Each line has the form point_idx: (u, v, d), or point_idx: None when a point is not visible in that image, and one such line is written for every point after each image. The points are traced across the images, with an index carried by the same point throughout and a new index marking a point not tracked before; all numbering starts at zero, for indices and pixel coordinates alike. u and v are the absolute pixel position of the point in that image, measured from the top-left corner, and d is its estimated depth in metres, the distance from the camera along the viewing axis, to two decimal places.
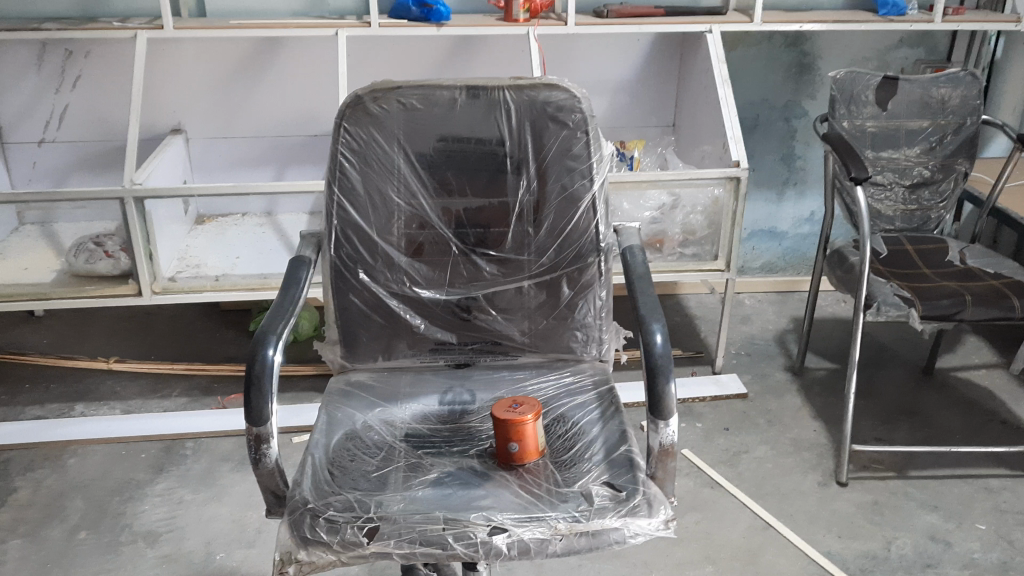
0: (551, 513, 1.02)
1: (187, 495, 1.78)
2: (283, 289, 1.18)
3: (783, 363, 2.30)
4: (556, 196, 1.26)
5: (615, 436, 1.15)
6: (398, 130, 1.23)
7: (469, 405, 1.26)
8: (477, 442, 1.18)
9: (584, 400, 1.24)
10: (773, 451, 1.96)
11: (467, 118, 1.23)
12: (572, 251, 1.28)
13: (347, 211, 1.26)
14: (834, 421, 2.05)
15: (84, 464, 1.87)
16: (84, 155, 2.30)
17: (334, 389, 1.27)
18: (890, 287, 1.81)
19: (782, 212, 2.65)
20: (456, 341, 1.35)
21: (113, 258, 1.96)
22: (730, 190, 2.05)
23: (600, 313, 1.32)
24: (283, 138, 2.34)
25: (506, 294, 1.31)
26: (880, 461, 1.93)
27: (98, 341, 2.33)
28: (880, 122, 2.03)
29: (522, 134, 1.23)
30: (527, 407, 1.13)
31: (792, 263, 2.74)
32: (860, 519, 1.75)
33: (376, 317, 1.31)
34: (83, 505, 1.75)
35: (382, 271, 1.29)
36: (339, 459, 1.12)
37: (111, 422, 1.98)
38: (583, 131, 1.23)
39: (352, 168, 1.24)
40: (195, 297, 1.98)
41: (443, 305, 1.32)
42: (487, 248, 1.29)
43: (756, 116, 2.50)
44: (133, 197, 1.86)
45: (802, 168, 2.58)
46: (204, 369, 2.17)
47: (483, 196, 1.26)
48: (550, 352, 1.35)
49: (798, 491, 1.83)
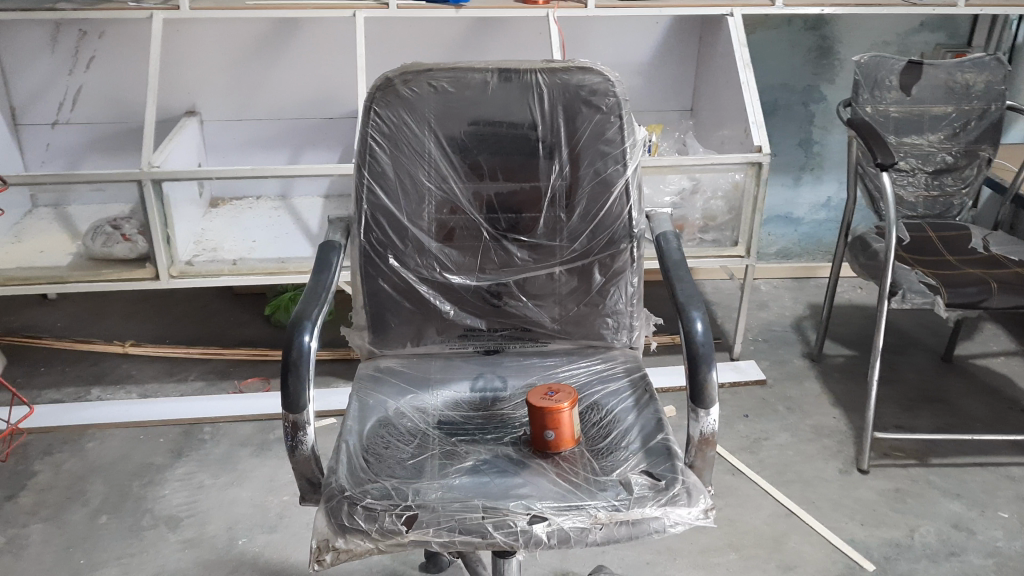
0: (590, 502, 1.01)
1: (207, 479, 1.78)
2: (315, 275, 1.16)
3: (801, 349, 2.29)
4: (590, 180, 1.24)
5: (651, 426, 1.14)
6: (429, 114, 1.22)
7: (501, 392, 1.25)
8: (511, 430, 1.16)
9: (618, 388, 1.22)
10: (794, 438, 1.95)
11: (499, 101, 1.21)
12: (605, 237, 1.27)
13: (377, 195, 1.24)
14: (854, 408, 2.05)
15: (103, 447, 1.87)
16: (98, 137, 2.28)
17: (364, 374, 1.26)
18: (915, 274, 1.80)
19: (800, 197, 2.64)
20: (486, 327, 1.33)
21: (130, 242, 1.94)
22: (752, 175, 2.04)
23: (632, 299, 1.31)
24: (299, 121, 2.32)
25: (538, 280, 1.30)
26: (901, 449, 1.92)
27: (112, 324, 2.32)
28: (904, 107, 2.01)
29: (555, 118, 1.22)
30: (563, 395, 1.12)
31: (808, 248, 2.73)
32: (882, 506, 1.75)
33: (405, 303, 1.30)
34: (104, 489, 1.74)
35: (412, 256, 1.27)
36: (373, 447, 1.11)
37: (128, 406, 1.98)
38: (617, 115, 1.22)
39: (382, 152, 1.23)
40: (212, 282, 1.97)
41: (474, 291, 1.30)
42: (519, 233, 1.28)
43: (775, 100, 2.48)
44: (151, 179, 1.84)
45: (820, 155, 2.56)
46: (220, 353, 2.16)
47: (515, 181, 1.25)
48: (581, 338, 1.34)
49: (821, 478, 1.83)
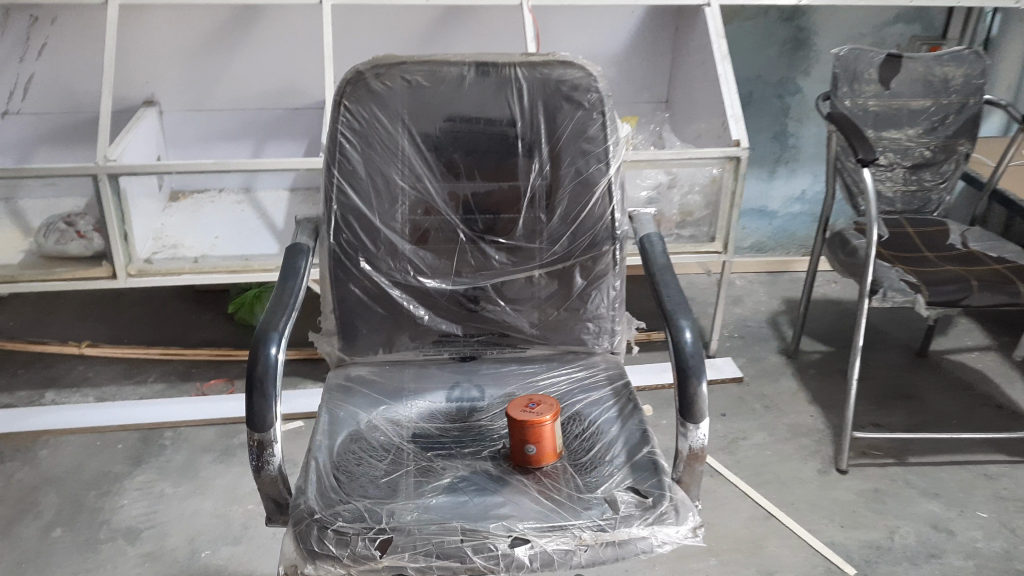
0: (574, 522, 0.96)
1: (167, 489, 1.72)
2: (282, 281, 1.10)
3: (777, 345, 2.26)
4: (571, 180, 1.19)
5: (636, 437, 1.09)
6: (402, 109, 1.16)
7: (478, 402, 1.19)
8: (490, 443, 1.11)
9: (601, 397, 1.17)
10: (771, 438, 1.92)
11: (476, 96, 1.15)
12: (586, 239, 1.21)
13: (347, 195, 1.18)
14: (831, 405, 2.02)
15: (57, 456, 1.79)
16: (48, 128, 2.17)
17: (333, 385, 1.20)
18: (894, 272, 1.77)
19: (773, 190, 2.61)
20: (462, 332, 1.27)
21: (86, 239, 1.83)
22: (730, 170, 2.00)
23: (614, 304, 1.26)
24: (263, 112, 2.24)
25: (516, 284, 1.24)
26: (878, 447, 1.90)
27: (67, 325, 2.23)
28: (882, 101, 1.98)
29: (534, 114, 1.16)
30: (545, 408, 1.07)
31: (782, 242, 2.71)
32: (860, 507, 1.72)
33: (377, 308, 1.24)
34: (57, 501, 1.68)
35: (384, 259, 1.21)
36: (344, 463, 1.05)
37: (85, 410, 1.90)
38: (600, 112, 1.16)
39: (353, 149, 1.16)
40: (173, 280, 1.88)
41: (449, 295, 1.24)
42: (496, 235, 1.22)
43: (749, 92, 2.44)
44: (107, 173, 1.75)
45: (794, 148, 2.53)
46: (181, 354, 2.08)
47: (493, 180, 1.19)
48: (560, 344, 1.29)
49: (798, 478, 1.80)
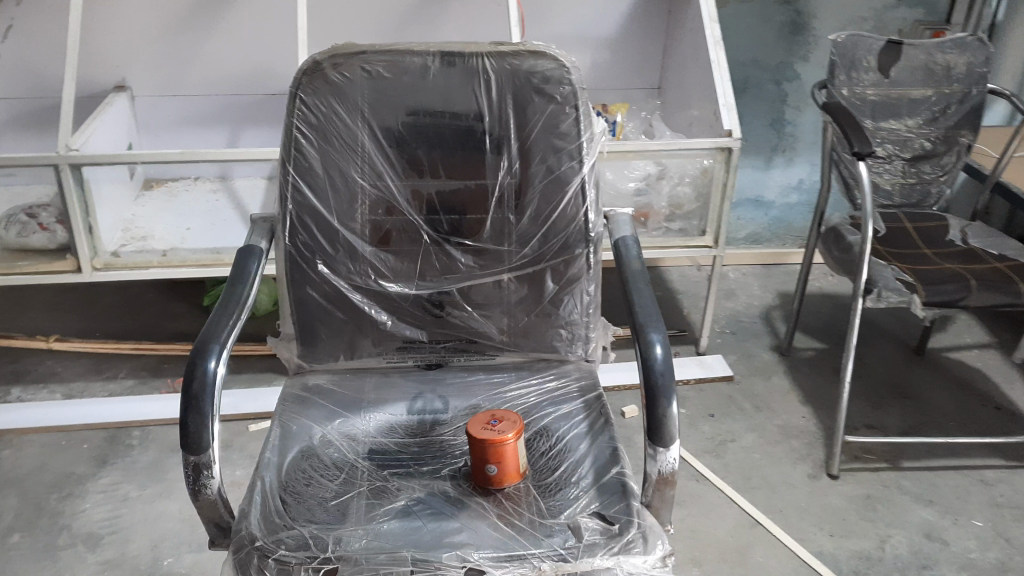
0: (533, 551, 0.89)
1: (132, 491, 1.66)
2: (229, 285, 1.02)
3: (770, 342, 2.19)
4: (541, 179, 1.11)
5: (605, 456, 1.02)
6: (362, 103, 1.08)
7: (442, 414, 1.12)
8: (450, 461, 1.04)
9: (571, 411, 1.10)
10: (761, 440, 1.85)
11: (441, 89, 1.08)
12: (558, 241, 1.14)
13: (303, 194, 1.10)
14: (823, 406, 1.95)
15: (19, 456, 1.74)
16: (16, 112, 2.10)
17: (288, 395, 1.13)
18: (890, 270, 1.69)
19: (770, 179, 2.52)
20: (427, 339, 1.20)
21: (49, 232, 1.76)
22: (722, 161, 1.91)
23: (588, 309, 1.18)
24: (239, 97, 2.16)
25: (484, 288, 1.17)
26: (871, 451, 1.83)
27: (39, 318, 2.18)
28: (882, 90, 1.90)
29: (503, 108, 1.09)
30: (507, 425, 1.00)
31: (778, 233, 2.63)
32: (852, 515, 1.66)
33: (336, 313, 1.17)
34: (17, 503, 1.62)
35: (343, 262, 1.14)
36: (293, 484, 0.98)
37: (50, 408, 1.85)
38: (573, 106, 1.09)
39: (309, 144, 1.09)
40: (139, 275, 1.82)
41: (413, 300, 1.17)
42: (463, 237, 1.15)
43: (745, 78, 2.35)
44: (68, 163, 1.67)
45: (792, 136, 2.45)
46: (153, 349, 2.01)
47: (458, 178, 1.12)
48: (531, 351, 1.21)
49: (788, 483, 1.73)
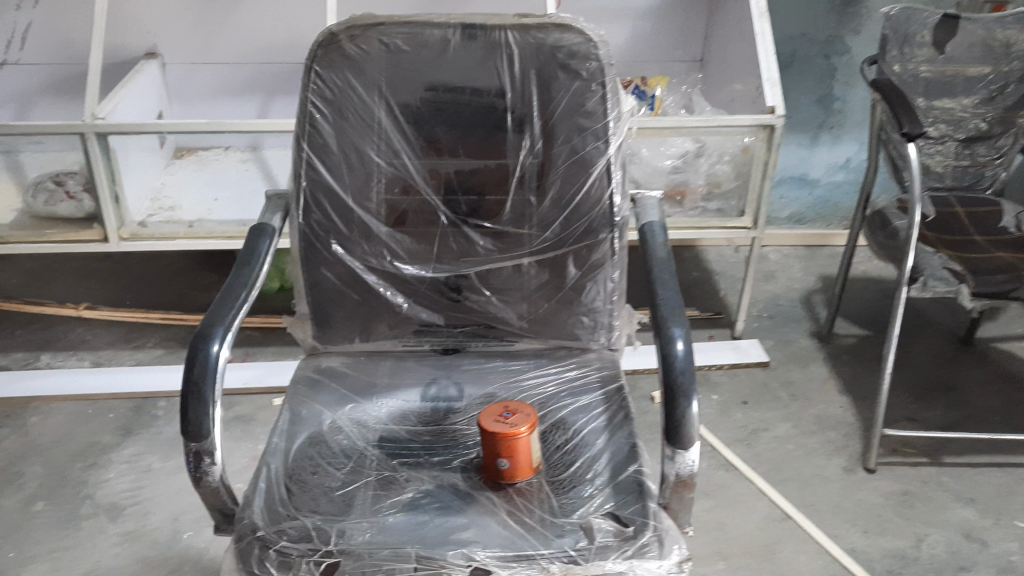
0: (542, 552, 0.85)
1: (156, 462, 1.66)
2: (238, 267, 1.00)
3: (809, 327, 2.11)
4: (565, 159, 1.07)
5: (623, 453, 0.97)
6: (379, 77, 1.04)
7: (456, 403, 1.09)
8: (462, 451, 1.01)
9: (590, 403, 1.06)
10: (795, 430, 1.79)
11: (461, 63, 1.03)
12: (581, 225, 1.09)
13: (318, 171, 1.07)
14: (862, 396, 1.88)
15: (46, 423, 1.75)
16: (50, 79, 2.10)
17: (300, 377, 1.11)
18: (938, 258, 1.61)
19: (815, 158, 2.43)
20: (444, 323, 1.16)
21: (75, 200, 1.77)
22: (763, 139, 1.84)
23: (611, 296, 1.13)
24: (270, 67, 2.13)
25: (503, 272, 1.12)
26: (912, 445, 1.76)
27: (72, 285, 2.19)
28: (936, 67, 1.80)
29: (526, 84, 1.04)
30: (520, 418, 0.97)
31: (822, 214, 2.54)
32: (887, 511, 1.59)
33: (351, 294, 1.13)
34: (42, 471, 1.63)
35: (358, 242, 1.10)
36: (298, 471, 0.95)
37: (77, 376, 1.86)
38: (600, 83, 1.04)
39: (324, 119, 1.05)
40: (167, 246, 1.81)
41: (430, 283, 1.13)
42: (482, 219, 1.10)
43: (793, 51, 2.26)
44: (94, 132, 1.66)
45: (840, 113, 2.35)
46: (182, 320, 2.01)
47: (478, 157, 1.08)
48: (552, 339, 1.17)
49: (821, 476, 1.68)
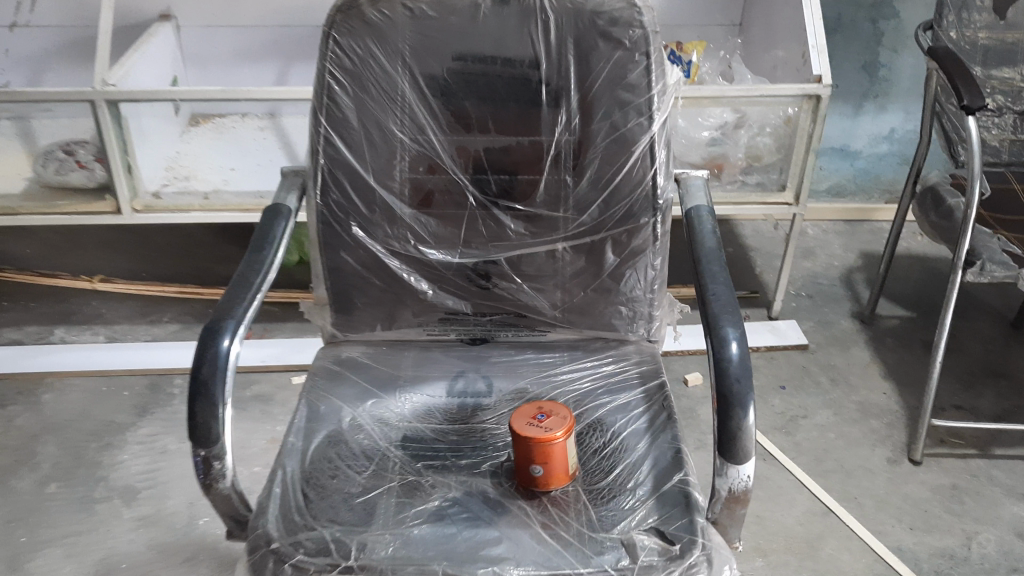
0: (580, 571, 0.78)
1: (172, 444, 1.61)
2: (251, 253, 0.92)
3: (850, 308, 2.03)
4: (604, 137, 0.98)
5: (667, 460, 0.90)
6: (403, 45, 0.96)
7: (484, 398, 1.01)
8: (492, 453, 0.93)
9: (629, 401, 0.98)
10: (836, 419, 1.72)
11: (493, 31, 0.95)
12: (621, 208, 1.00)
13: (337, 148, 0.99)
14: (907, 383, 1.80)
15: (61, 401, 1.70)
16: (61, 42, 2.02)
17: (319, 368, 1.04)
18: (998, 240, 1.50)
19: (858, 128, 2.32)
20: (471, 311, 1.08)
21: (87, 169, 1.70)
22: (808, 110, 1.73)
23: (652, 285, 1.05)
24: (289, 29, 2.04)
25: (536, 258, 1.04)
26: (959, 435, 1.68)
27: (87, 256, 2.13)
28: (995, 34, 1.69)
29: (563, 55, 0.96)
30: (555, 422, 0.89)
31: (864, 186, 2.43)
32: (935, 507, 1.52)
33: (373, 279, 1.06)
34: (56, 451, 1.58)
35: (380, 225, 1.02)
36: (316, 474, 0.88)
37: (92, 351, 1.80)
38: (644, 53, 0.95)
39: (344, 92, 0.97)
40: (181, 218, 1.75)
41: (457, 270, 1.05)
42: (513, 201, 1.02)
43: (838, 15, 2.13)
44: (105, 99, 1.58)
45: (886, 80, 2.23)
46: (199, 293, 1.95)
47: (510, 133, 0.99)
48: (587, 329, 1.09)
49: (865, 469, 1.60)
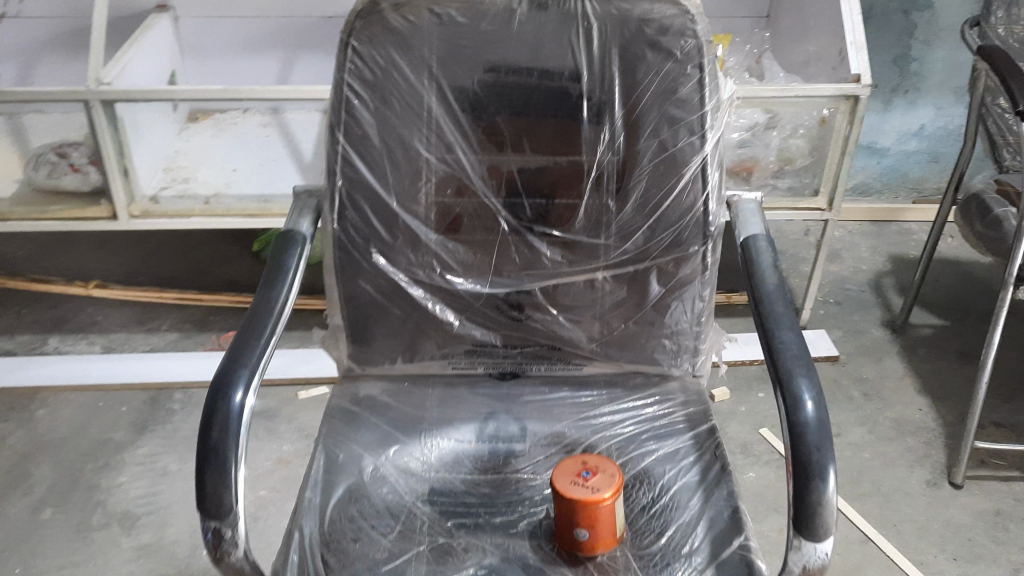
0: None
1: (173, 465, 1.52)
2: (263, 288, 0.83)
3: (881, 316, 1.95)
4: (652, 157, 0.88)
5: (723, 521, 0.81)
6: (429, 55, 0.86)
7: (517, 444, 0.93)
8: (529, 510, 0.85)
9: (677, 450, 0.90)
10: (871, 437, 1.64)
11: (529, 39, 0.85)
12: (669, 235, 0.91)
13: (356, 168, 0.89)
14: (944, 397, 1.72)
15: (55, 417, 1.61)
16: (53, 34, 1.92)
17: (336, 408, 0.95)
18: None
19: (886, 124, 2.22)
20: (501, 343, 0.99)
21: (81, 173, 1.60)
22: (845, 111, 1.62)
23: (700, 317, 0.96)
24: (293, 20, 1.93)
25: (573, 288, 0.95)
26: (1001, 455, 1.60)
27: (82, 258, 2.04)
28: None
29: (606, 66, 0.86)
30: (602, 481, 0.80)
31: (890, 184, 2.34)
32: (979, 534, 1.44)
33: (394, 309, 0.96)
34: (51, 473, 1.50)
35: (403, 251, 0.93)
36: (336, 537, 0.80)
37: (87, 363, 1.71)
38: (696, 65, 0.85)
39: (364, 106, 0.87)
40: (181, 225, 1.65)
41: (486, 300, 0.96)
42: (549, 226, 0.93)
43: (870, 7, 2.03)
44: (99, 98, 1.48)
45: (917, 75, 2.13)
46: (199, 300, 1.86)
47: (547, 152, 0.90)
48: (627, 363, 1.00)
49: (904, 492, 1.52)
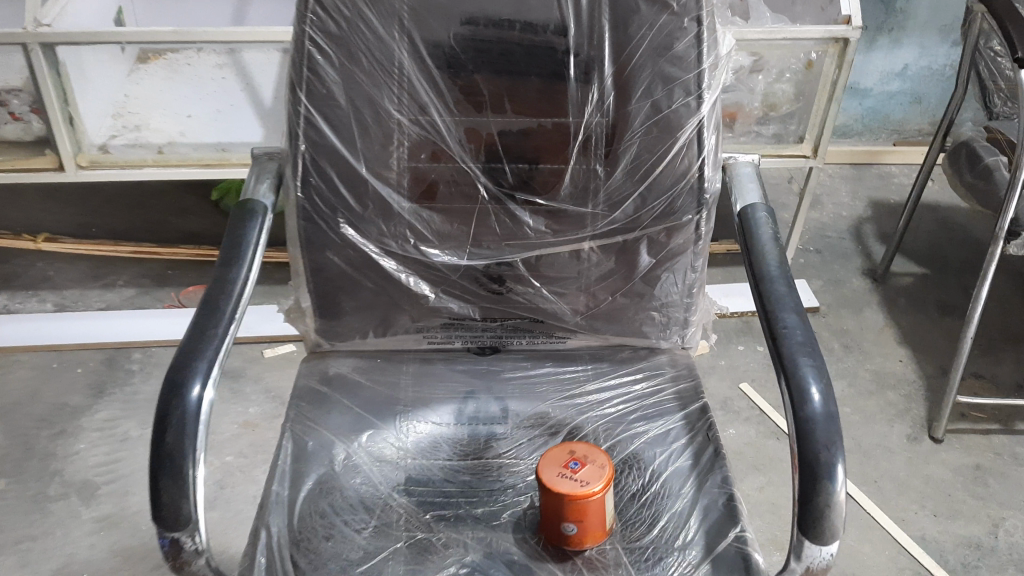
0: None
1: (133, 430, 1.45)
2: (220, 268, 0.76)
3: (861, 265, 1.91)
4: (644, 119, 0.81)
5: (718, 510, 0.76)
6: (400, 6, 0.78)
7: (498, 427, 0.88)
8: (513, 499, 0.80)
9: (668, 433, 0.85)
10: (851, 391, 1.61)
11: None
12: (661, 203, 0.84)
13: (320, 131, 0.81)
14: (924, 348, 1.70)
15: (6, 381, 1.53)
16: None
17: (304, 389, 0.89)
18: None
19: (869, 65, 2.16)
20: (480, 317, 0.93)
21: (22, 122, 1.51)
22: (833, 54, 1.57)
23: (691, 288, 0.90)
24: None
25: (557, 259, 0.89)
26: (980, 408, 1.59)
27: (27, 209, 1.93)
28: None
29: (596, 20, 0.79)
30: (591, 472, 0.76)
31: (871, 126, 2.28)
32: (959, 490, 1.43)
33: (365, 282, 0.89)
34: (3, 442, 1.42)
35: (373, 221, 0.86)
36: (307, 535, 0.74)
37: (38, 323, 1.63)
38: (694, 18, 0.78)
39: (328, 62, 0.79)
40: (133, 175, 1.59)
41: (464, 273, 0.90)
42: (532, 193, 0.86)
43: None
44: (37, 43, 1.39)
45: (902, 13, 2.06)
46: (156, 253, 1.77)
47: (530, 114, 0.82)
48: (613, 336, 0.94)
49: (884, 447, 1.50)
